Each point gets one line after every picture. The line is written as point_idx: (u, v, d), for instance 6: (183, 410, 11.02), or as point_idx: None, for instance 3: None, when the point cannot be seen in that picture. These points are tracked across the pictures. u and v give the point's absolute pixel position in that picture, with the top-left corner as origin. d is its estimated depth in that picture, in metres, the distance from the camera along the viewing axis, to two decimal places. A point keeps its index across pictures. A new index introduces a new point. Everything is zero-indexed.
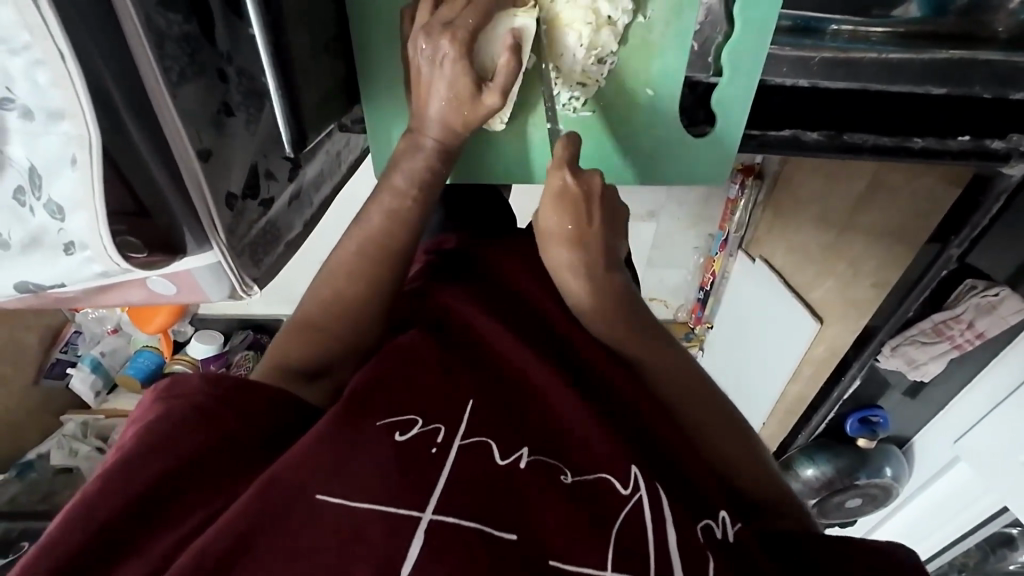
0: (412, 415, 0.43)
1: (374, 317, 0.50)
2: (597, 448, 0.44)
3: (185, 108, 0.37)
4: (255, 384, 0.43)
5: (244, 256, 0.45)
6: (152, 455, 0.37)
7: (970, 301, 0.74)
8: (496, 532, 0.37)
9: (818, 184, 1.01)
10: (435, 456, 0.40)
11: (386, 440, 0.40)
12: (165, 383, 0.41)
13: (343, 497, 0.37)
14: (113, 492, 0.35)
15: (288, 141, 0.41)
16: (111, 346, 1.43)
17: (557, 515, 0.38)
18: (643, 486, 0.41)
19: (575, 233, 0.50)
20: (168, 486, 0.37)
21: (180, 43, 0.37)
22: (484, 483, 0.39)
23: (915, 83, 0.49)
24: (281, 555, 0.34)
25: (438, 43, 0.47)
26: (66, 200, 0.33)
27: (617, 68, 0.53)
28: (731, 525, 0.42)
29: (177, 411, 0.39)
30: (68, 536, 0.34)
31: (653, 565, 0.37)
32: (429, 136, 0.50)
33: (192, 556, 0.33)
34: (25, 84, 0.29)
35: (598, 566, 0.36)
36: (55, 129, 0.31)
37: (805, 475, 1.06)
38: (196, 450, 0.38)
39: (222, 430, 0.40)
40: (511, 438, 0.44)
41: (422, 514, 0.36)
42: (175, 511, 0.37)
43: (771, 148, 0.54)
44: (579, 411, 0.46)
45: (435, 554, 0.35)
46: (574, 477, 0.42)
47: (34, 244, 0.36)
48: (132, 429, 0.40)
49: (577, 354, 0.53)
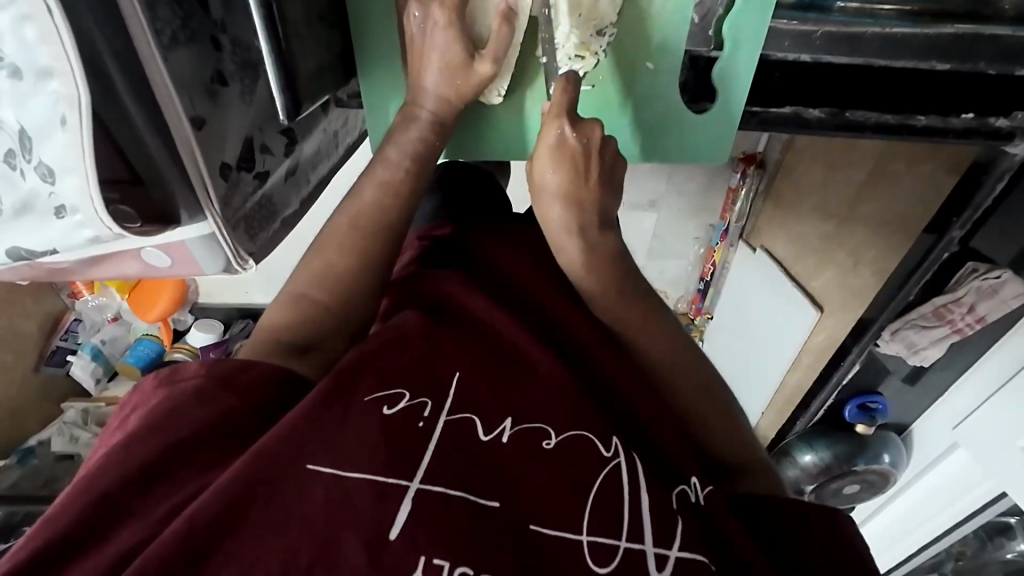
0: (400, 390, 0.42)
1: (365, 298, 0.49)
2: (571, 410, 0.43)
3: (177, 73, 0.36)
4: (253, 362, 0.42)
5: (239, 229, 0.45)
6: (152, 434, 0.37)
7: (971, 284, 0.73)
8: (480, 499, 0.37)
9: (819, 172, 1.00)
10: (422, 430, 0.40)
11: (374, 416, 0.40)
12: (169, 370, 0.41)
13: (332, 467, 0.37)
14: (114, 469, 0.36)
15: (281, 110, 0.40)
16: (110, 334, 1.42)
17: (543, 487, 0.38)
18: (623, 454, 0.41)
19: (569, 188, 0.52)
20: (164, 463, 0.37)
21: (171, 6, 0.36)
22: (469, 454, 0.39)
23: (919, 58, 0.48)
24: (269, 522, 0.34)
25: (429, 10, 0.48)
26: (56, 162, 0.32)
27: (616, 41, 0.52)
28: (702, 489, 0.42)
29: (179, 394, 0.39)
30: (68, 512, 0.34)
31: (627, 530, 0.37)
32: (424, 108, 0.51)
33: (183, 524, 0.33)
34: (13, 41, 0.29)
35: (574, 531, 0.37)
36: (43, 88, 0.30)
37: (802, 461, 1.06)
38: (193, 429, 0.38)
39: (220, 410, 0.39)
40: (496, 407, 0.43)
41: (409, 483, 0.36)
42: (168, 487, 0.36)
43: (772, 125, 0.54)
44: (560, 378, 0.46)
45: (422, 517, 0.35)
46: (556, 440, 0.41)
47: (25, 209, 0.35)
48: (137, 411, 0.40)
49: (579, 346, 0.52)
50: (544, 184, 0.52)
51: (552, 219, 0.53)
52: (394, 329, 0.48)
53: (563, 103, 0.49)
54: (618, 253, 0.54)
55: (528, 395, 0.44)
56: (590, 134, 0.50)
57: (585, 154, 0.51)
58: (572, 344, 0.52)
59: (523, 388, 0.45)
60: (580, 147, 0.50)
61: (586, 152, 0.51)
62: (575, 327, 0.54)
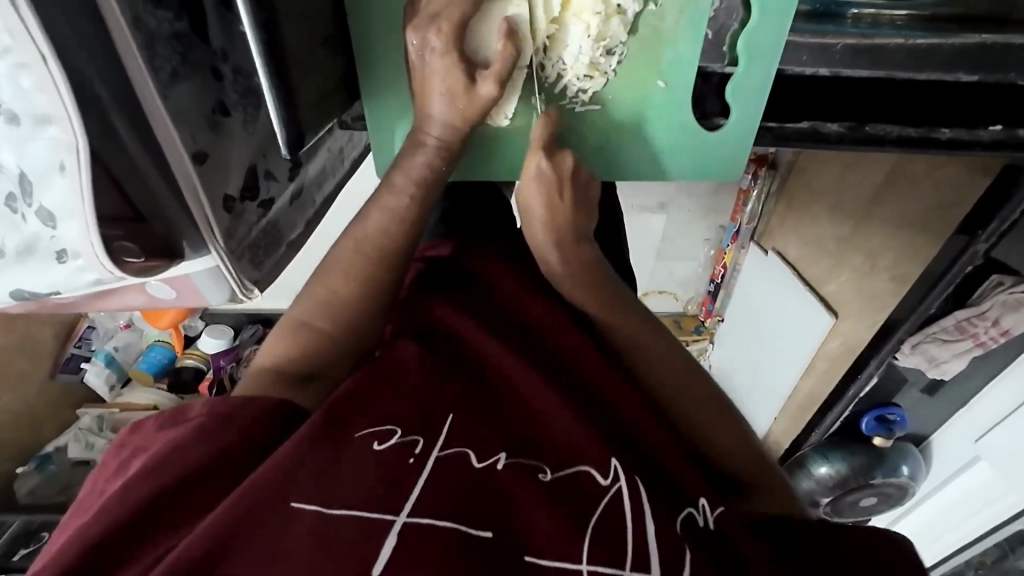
0: (390, 426, 0.41)
1: (369, 323, 0.49)
2: (579, 434, 0.44)
3: (177, 109, 0.36)
4: (254, 397, 0.42)
5: (244, 259, 0.44)
6: (149, 475, 0.37)
7: (996, 298, 0.70)
8: (472, 530, 0.36)
9: (833, 173, 0.97)
10: (412, 467, 0.39)
11: (364, 453, 0.39)
12: (174, 409, 0.42)
13: (317, 505, 0.36)
14: (107, 515, 0.35)
15: (284, 141, 0.39)
16: (123, 341, 1.46)
17: (530, 519, 0.37)
18: (624, 478, 0.41)
19: (548, 212, 0.52)
20: (159, 506, 0.36)
21: (171, 41, 0.35)
22: (458, 483, 0.38)
23: (945, 70, 0.46)
24: (252, 564, 0.33)
25: (426, 37, 0.47)
26: (56, 207, 0.32)
27: (627, 59, 0.50)
28: (712, 512, 0.43)
29: (180, 434, 0.39)
30: (63, 557, 0.34)
31: (632, 560, 0.37)
32: (430, 134, 0.50)
33: (167, 567, 0.32)
34: (10, 89, 0.28)
35: (575, 561, 0.36)
36: (41, 135, 0.30)
37: (818, 473, 1.05)
38: (188, 470, 0.38)
39: (216, 448, 0.39)
40: (489, 438, 0.43)
41: (396, 517, 0.36)
42: (161, 529, 0.36)
43: (789, 140, 0.52)
44: (560, 413, 0.45)
45: (409, 554, 0.34)
46: (552, 475, 0.41)
47: (28, 251, 0.35)
48: (136, 454, 0.40)
49: (579, 376, 0.51)
50: (530, 210, 0.53)
51: (539, 244, 0.54)
52: (388, 360, 0.47)
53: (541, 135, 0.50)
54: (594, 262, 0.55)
55: (525, 427, 0.45)
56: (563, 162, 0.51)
57: (560, 181, 0.51)
58: (566, 369, 0.51)
59: (520, 428, 0.45)
60: (556, 175, 0.51)
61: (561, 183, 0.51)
62: (572, 351, 0.52)
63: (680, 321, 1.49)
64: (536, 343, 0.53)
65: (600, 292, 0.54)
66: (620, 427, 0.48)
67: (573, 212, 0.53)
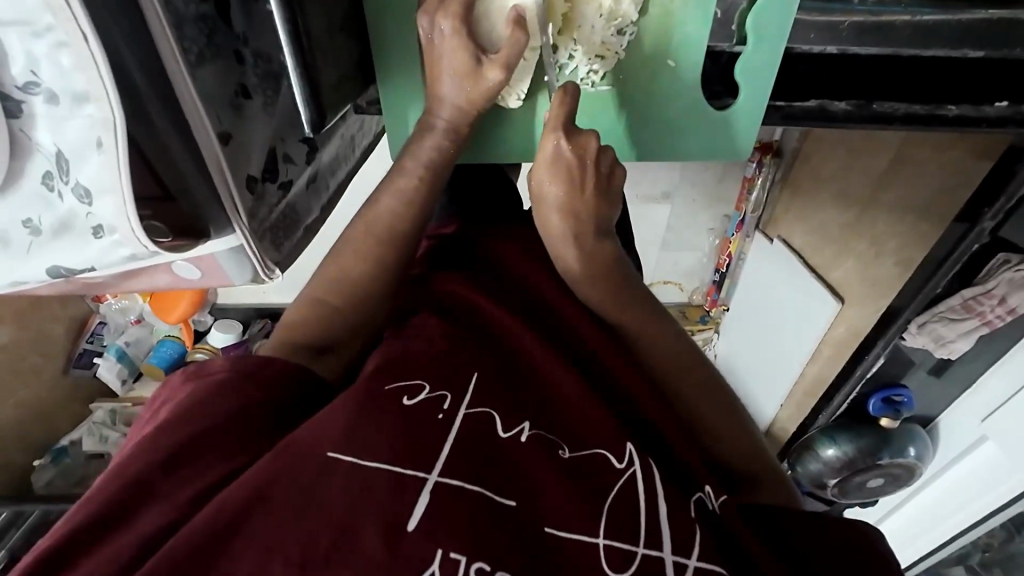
0: (420, 380, 0.43)
1: (380, 301, 0.50)
2: (585, 405, 0.45)
3: (204, 90, 0.37)
4: (273, 358, 0.43)
5: (265, 240, 0.45)
6: (179, 423, 0.38)
7: (1002, 276, 0.71)
8: (497, 498, 0.37)
9: (840, 159, 0.97)
10: (441, 422, 0.40)
11: (394, 408, 0.40)
12: (196, 364, 0.43)
13: (351, 456, 0.37)
14: (144, 458, 0.37)
15: (307, 122, 0.40)
16: (135, 336, 1.46)
17: (551, 488, 0.39)
18: (637, 462, 0.42)
19: (567, 202, 0.50)
20: (191, 453, 0.38)
21: (197, 23, 0.37)
22: (485, 451, 0.40)
23: (950, 47, 0.47)
24: (293, 509, 0.35)
25: (436, 19, 0.48)
26: (93, 184, 0.33)
27: (637, 39, 0.51)
28: (716, 498, 0.44)
29: (206, 386, 0.41)
30: (101, 494, 0.35)
31: (645, 536, 0.38)
32: (440, 117, 0.51)
33: (214, 510, 0.34)
34: (50, 68, 0.30)
35: (591, 533, 0.37)
36: (80, 113, 0.31)
37: (824, 455, 1.07)
38: (219, 418, 0.39)
39: (243, 401, 0.40)
40: (512, 408, 0.44)
41: (428, 475, 0.37)
42: (192, 474, 0.37)
43: (795, 118, 0.53)
44: (574, 382, 0.46)
45: (440, 513, 0.35)
46: (572, 451, 0.42)
47: (64, 228, 0.36)
48: (164, 404, 0.42)
49: (588, 348, 0.52)
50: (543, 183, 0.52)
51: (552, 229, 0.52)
52: (411, 335, 0.48)
53: (561, 113, 0.48)
54: (616, 261, 0.53)
55: (549, 409, 0.45)
56: (585, 145, 0.50)
57: (583, 172, 0.50)
58: (574, 341, 0.52)
59: (536, 398, 0.46)
60: (577, 160, 0.49)
61: (582, 167, 0.50)
62: (580, 322, 0.53)
63: (684, 311, 1.50)
64: (551, 327, 0.54)
65: (597, 261, 0.52)
66: (618, 401, 0.49)
67: (594, 200, 0.51)
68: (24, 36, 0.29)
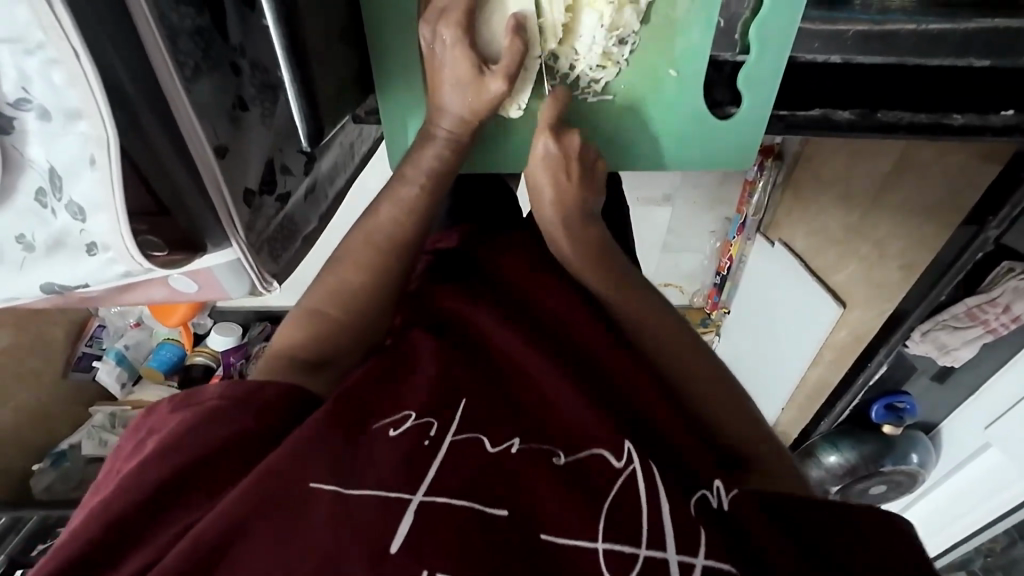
0: (405, 411, 0.42)
1: (377, 313, 0.49)
2: (585, 418, 0.43)
3: (200, 103, 0.36)
4: (264, 386, 0.42)
5: (263, 252, 0.45)
6: (164, 456, 0.38)
7: (1007, 284, 0.70)
8: (488, 510, 0.37)
9: (844, 158, 0.95)
10: (427, 450, 0.39)
11: (382, 441, 0.40)
12: (186, 393, 0.42)
13: (335, 484, 0.37)
14: (127, 493, 0.36)
15: (304, 134, 0.40)
16: (134, 339, 1.49)
17: (543, 495, 0.38)
18: (637, 459, 0.40)
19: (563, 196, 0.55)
20: (175, 486, 0.37)
21: (193, 36, 0.36)
22: (474, 457, 0.39)
23: (956, 55, 0.46)
24: (276, 542, 0.34)
25: (437, 29, 0.47)
26: (87, 201, 0.33)
27: (639, 49, 0.51)
28: (726, 494, 0.41)
29: (194, 416, 0.40)
30: (85, 531, 0.35)
31: (647, 539, 0.36)
32: (441, 127, 0.50)
33: (190, 542, 0.34)
34: (43, 85, 0.29)
35: (589, 537, 0.36)
36: (73, 129, 0.30)
37: (827, 462, 1.05)
38: (206, 450, 0.39)
39: (230, 433, 0.40)
40: (505, 423, 0.43)
41: (413, 496, 0.36)
42: (179, 508, 0.37)
43: (799, 128, 0.52)
44: (571, 392, 0.45)
45: (426, 531, 0.35)
46: (567, 457, 0.41)
47: (57, 244, 0.36)
48: (152, 435, 0.41)
49: (594, 360, 0.50)
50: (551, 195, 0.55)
51: (547, 224, 0.57)
52: (405, 350, 0.48)
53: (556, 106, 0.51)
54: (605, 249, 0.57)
55: (539, 411, 0.45)
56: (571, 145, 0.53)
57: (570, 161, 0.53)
58: (573, 344, 0.51)
59: (532, 413, 0.45)
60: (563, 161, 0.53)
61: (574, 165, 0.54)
62: (580, 332, 0.52)
63: (685, 313, 1.49)
64: (543, 327, 0.52)
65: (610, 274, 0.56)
66: (614, 395, 0.47)
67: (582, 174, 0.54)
68: (16, 53, 0.28)
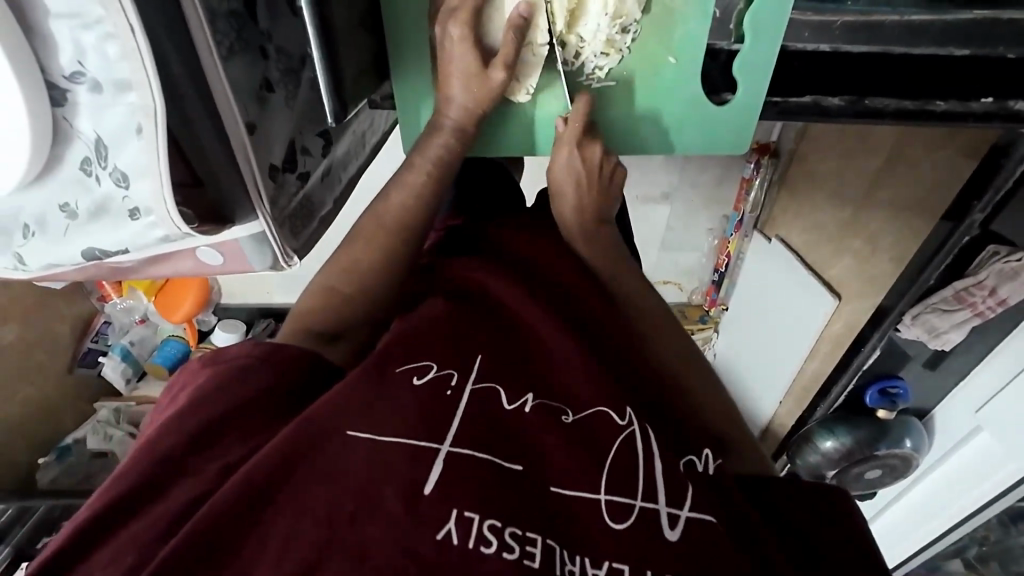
0: (428, 361, 0.44)
1: (386, 287, 0.52)
2: (589, 383, 0.45)
3: (234, 81, 0.39)
4: (287, 345, 0.45)
5: (285, 227, 0.47)
6: (202, 405, 0.40)
7: (993, 266, 0.73)
8: (504, 463, 0.39)
9: (835, 154, 1.00)
10: (451, 396, 0.42)
11: (406, 386, 0.42)
12: (214, 352, 0.45)
13: (370, 433, 0.39)
14: (170, 436, 0.39)
15: (330, 112, 0.43)
16: (139, 335, 1.46)
17: (555, 450, 0.41)
18: (637, 423, 0.42)
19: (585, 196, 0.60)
20: (214, 432, 0.39)
21: (228, 19, 0.39)
22: (492, 418, 0.41)
23: (938, 45, 0.50)
24: (320, 478, 0.37)
25: (447, 28, 0.50)
26: (131, 167, 0.35)
27: (641, 38, 0.54)
28: (712, 462, 0.43)
29: (225, 370, 0.43)
30: (133, 471, 0.37)
31: (643, 491, 0.39)
32: (450, 117, 0.53)
33: (243, 478, 0.36)
34: (97, 58, 0.32)
35: (593, 490, 0.39)
36: (122, 100, 0.33)
37: (823, 447, 1.08)
38: (239, 400, 0.41)
39: (261, 385, 0.42)
40: (517, 381, 0.45)
41: (440, 446, 0.38)
42: (217, 450, 0.39)
43: (792, 114, 0.54)
44: (580, 359, 0.47)
45: (455, 478, 0.37)
46: (575, 417, 0.43)
47: (99, 211, 0.38)
48: (184, 389, 0.43)
49: (598, 329, 0.53)
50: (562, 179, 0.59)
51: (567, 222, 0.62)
52: (418, 316, 0.49)
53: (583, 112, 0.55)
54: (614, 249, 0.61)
55: (551, 375, 0.47)
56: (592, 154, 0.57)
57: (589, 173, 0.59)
58: (581, 315, 0.54)
59: (542, 375, 0.47)
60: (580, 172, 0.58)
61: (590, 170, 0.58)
62: (588, 307, 0.55)
63: (684, 310, 1.52)
64: (560, 299, 0.55)
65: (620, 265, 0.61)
66: (620, 372, 0.50)
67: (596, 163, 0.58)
68: (75, 27, 0.31)
